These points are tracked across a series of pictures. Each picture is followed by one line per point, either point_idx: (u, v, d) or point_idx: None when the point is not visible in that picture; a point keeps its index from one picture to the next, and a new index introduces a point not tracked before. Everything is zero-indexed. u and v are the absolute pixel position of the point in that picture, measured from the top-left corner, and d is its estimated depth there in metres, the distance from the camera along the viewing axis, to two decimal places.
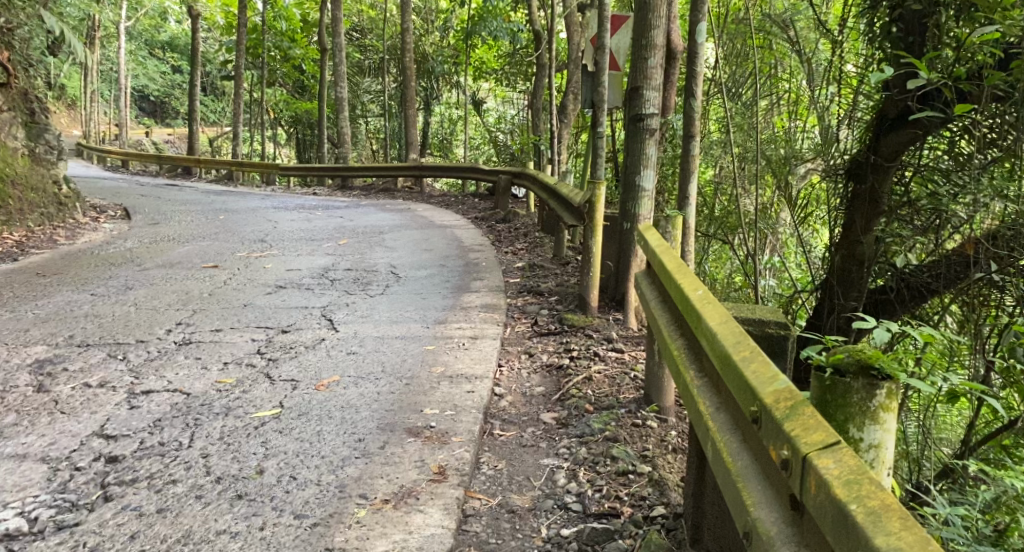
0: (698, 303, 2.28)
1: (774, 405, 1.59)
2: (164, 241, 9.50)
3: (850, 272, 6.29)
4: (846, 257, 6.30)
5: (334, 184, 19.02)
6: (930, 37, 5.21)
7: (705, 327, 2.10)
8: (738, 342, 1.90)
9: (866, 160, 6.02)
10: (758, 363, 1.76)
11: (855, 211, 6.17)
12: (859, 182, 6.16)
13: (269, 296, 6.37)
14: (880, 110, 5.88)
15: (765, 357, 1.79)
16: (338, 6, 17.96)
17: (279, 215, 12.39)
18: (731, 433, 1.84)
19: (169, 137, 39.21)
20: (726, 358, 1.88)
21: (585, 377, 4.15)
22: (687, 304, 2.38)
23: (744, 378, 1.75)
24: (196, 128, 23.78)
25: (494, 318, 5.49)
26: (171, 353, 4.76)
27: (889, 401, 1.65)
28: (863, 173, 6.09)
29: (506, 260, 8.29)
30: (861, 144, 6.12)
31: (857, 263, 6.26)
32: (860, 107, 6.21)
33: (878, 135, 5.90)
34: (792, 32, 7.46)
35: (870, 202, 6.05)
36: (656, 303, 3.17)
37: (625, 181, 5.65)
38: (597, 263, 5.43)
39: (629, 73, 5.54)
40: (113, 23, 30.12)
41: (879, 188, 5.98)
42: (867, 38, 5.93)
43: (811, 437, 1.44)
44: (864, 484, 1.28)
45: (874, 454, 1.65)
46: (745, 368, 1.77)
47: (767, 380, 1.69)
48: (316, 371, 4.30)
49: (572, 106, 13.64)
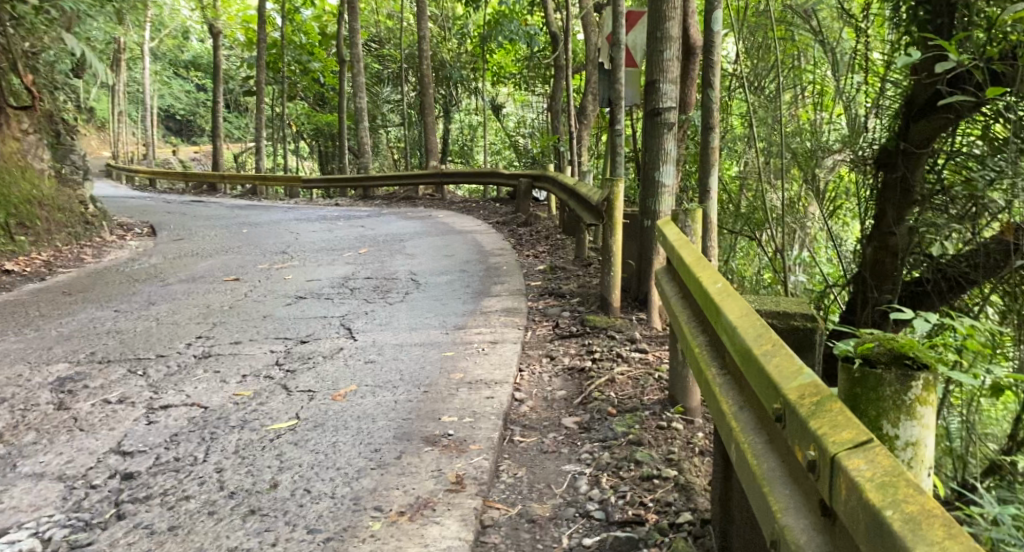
0: (717, 295, 2.16)
1: (799, 401, 1.47)
2: (189, 256, 9.56)
3: (883, 264, 6.14)
4: (879, 249, 6.15)
5: (358, 195, 19.13)
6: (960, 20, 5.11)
7: (725, 321, 1.97)
8: (759, 334, 1.77)
9: (895, 148, 5.89)
10: (780, 358, 1.64)
11: (885, 202, 6.05)
12: (889, 171, 6.01)
13: (290, 307, 6.34)
14: (909, 97, 5.74)
15: (788, 351, 1.66)
16: (356, 19, 18.07)
17: (302, 227, 12.43)
18: (755, 433, 1.72)
19: (197, 155, 39.78)
20: (747, 353, 1.76)
21: (608, 379, 4.04)
22: (706, 297, 2.26)
23: (767, 373, 1.63)
24: (220, 144, 24.03)
25: (514, 322, 5.40)
26: (190, 367, 4.72)
27: (926, 394, 1.50)
28: (892, 162, 5.93)
29: (527, 263, 8.20)
30: (889, 132, 5.95)
31: (891, 255, 6.11)
32: (887, 94, 6.01)
33: (908, 123, 5.76)
34: (815, 22, 7.26)
35: (902, 191, 5.91)
36: (676, 300, 3.06)
37: (644, 178, 5.55)
38: (617, 262, 5.31)
39: (646, 68, 5.43)
40: (138, 46, 30.67)
41: (910, 177, 5.85)
42: (893, 23, 5.76)
43: (839, 435, 1.33)
44: (901, 487, 1.16)
45: (912, 454, 1.52)
46: (767, 363, 1.64)
47: (791, 375, 1.57)
48: (334, 381, 4.24)
49: (592, 107, 13.52)
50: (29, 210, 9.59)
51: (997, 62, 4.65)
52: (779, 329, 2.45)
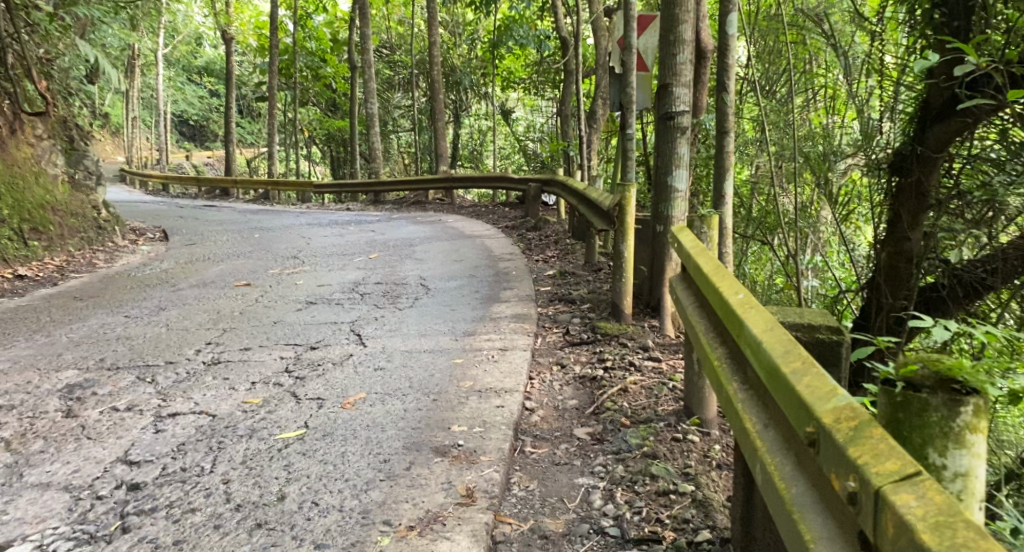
0: (738, 307, 2.09)
1: (835, 426, 1.40)
2: (200, 261, 9.55)
3: (899, 270, 5.97)
4: (893, 254, 5.97)
5: (368, 199, 19.14)
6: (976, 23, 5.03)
7: (748, 335, 1.90)
8: (786, 351, 1.70)
9: (910, 151, 5.71)
10: (811, 377, 1.57)
11: (899, 207, 5.85)
12: (904, 176, 5.82)
13: (299, 312, 6.31)
14: (924, 101, 5.57)
15: (819, 369, 1.59)
16: (367, 24, 18.09)
17: (313, 231, 12.42)
18: (783, 455, 1.65)
19: (209, 160, 40.01)
20: (774, 370, 1.69)
21: (620, 388, 3.96)
22: (726, 308, 2.19)
23: (796, 393, 1.56)
24: (232, 149, 24.11)
25: (525, 328, 5.33)
26: (199, 374, 4.69)
27: (978, 421, 1.45)
28: (907, 166, 5.77)
29: (538, 268, 8.14)
30: (903, 136, 5.82)
31: (905, 260, 5.93)
32: (902, 98, 5.87)
33: (924, 126, 5.59)
34: (827, 26, 7.17)
35: (917, 196, 5.74)
36: (692, 309, 2.99)
37: (657, 182, 5.48)
38: (630, 268, 5.24)
39: (658, 71, 5.35)
40: (151, 52, 30.85)
41: (926, 182, 5.68)
42: (907, 25, 5.62)
43: (884, 466, 1.26)
44: (956, 529, 1.09)
45: (963, 484, 1.47)
46: (796, 383, 1.57)
47: (824, 396, 1.50)
48: (342, 388, 4.19)
49: (602, 112, 13.46)
50: (42, 215, 9.62)
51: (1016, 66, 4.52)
52: (801, 341, 2.36)
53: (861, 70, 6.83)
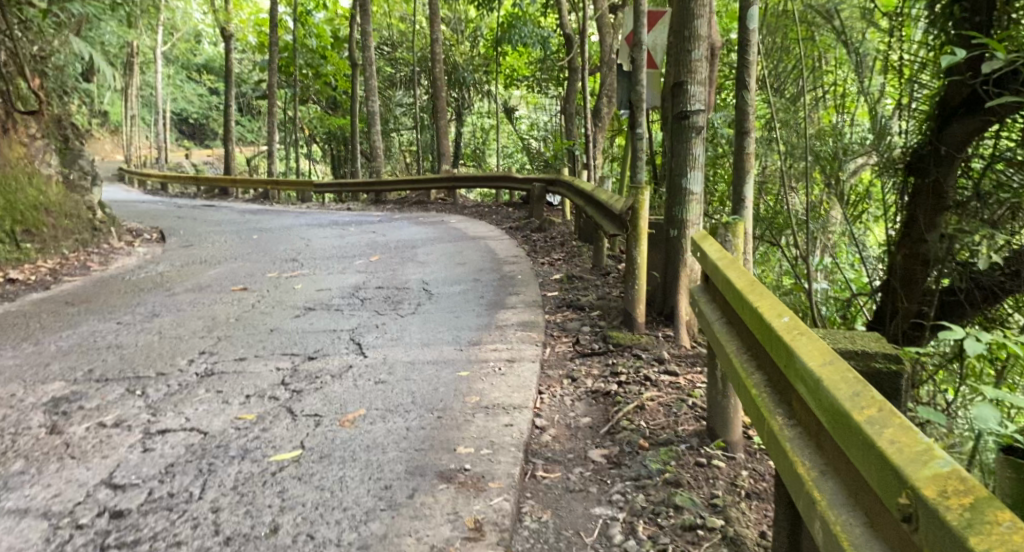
0: (787, 334, 1.91)
1: (941, 500, 1.20)
2: (197, 263, 9.33)
3: (913, 273, 5.73)
4: (909, 256, 5.71)
5: (369, 198, 18.90)
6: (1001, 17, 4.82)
7: (803, 370, 1.73)
8: (857, 395, 1.53)
9: (929, 150, 5.49)
10: (895, 431, 1.39)
11: (915, 207, 5.62)
12: (921, 176, 5.60)
13: (297, 319, 6.09)
14: (942, 98, 5.34)
15: (906, 423, 1.41)
16: (368, 21, 17.86)
17: (313, 232, 12.21)
18: (856, 518, 1.46)
19: (209, 159, 39.75)
20: (844, 417, 1.51)
21: (636, 405, 3.75)
22: (769, 333, 2.02)
23: (882, 451, 1.36)
24: (231, 148, 23.84)
25: (533, 338, 5.12)
26: (192, 387, 4.47)
27: None
28: (924, 166, 5.56)
29: (543, 271, 7.93)
30: (919, 135, 5.60)
31: (921, 263, 5.68)
32: (918, 95, 5.62)
33: (942, 124, 5.38)
34: (838, 22, 6.95)
35: (934, 197, 5.51)
36: (719, 325, 2.79)
37: (670, 185, 5.27)
38: (643, 276, 5.03)
39: (671, 69, 5.13)
40: (150, 49, 30.60)
41: (943, 183, 5.44)
42: (926, 20, 5.38)
43: None
44: None
45: None
46: (876, 435, 1.40)
47: (918, 461, 1.30)
48: (342, 404, 3.98)
49: (607, 110, 13.26)
50: (35, 216, 9.39)
51: None
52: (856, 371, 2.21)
53: (874, 67, 6.60)
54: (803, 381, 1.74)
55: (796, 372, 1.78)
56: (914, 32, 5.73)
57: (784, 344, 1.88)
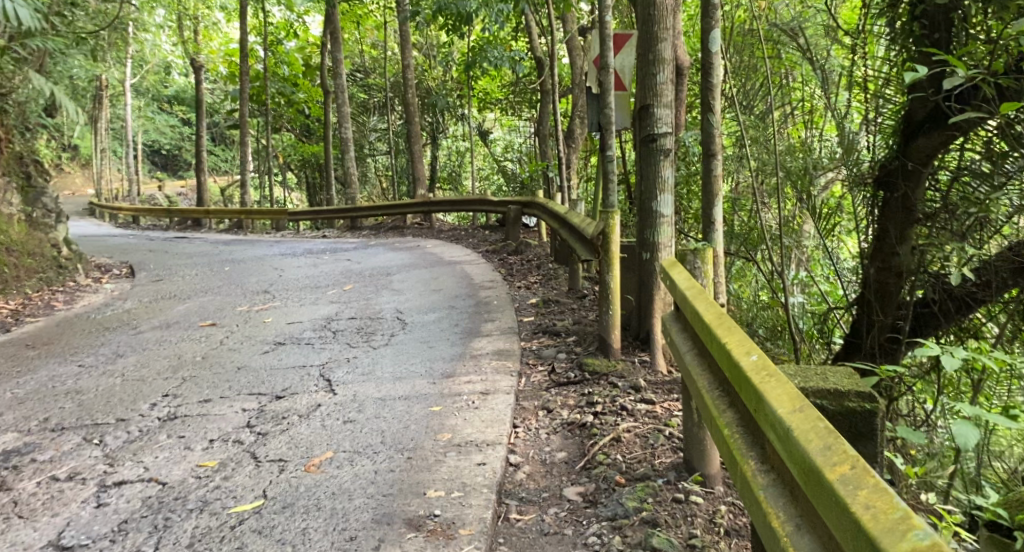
0: (757, 378, 2.03)
1: None
2: (165, 299, 9.12)
3: (887, 286, 5.67)
4: (881, 270, 5.68)
5: (345, 225, 18.70)
6: (958, 35, 4.84)
7: (776, 419, 1.86)
8: (828, 450, 1.67)
9: (896, 165, 5.47)
10: (868, 494, 1.53)
11: (886, 221, 5.59)
12: (890, 191, 5.59)
13: (266, 355, 5.92)
14: (906, 114, 5.35)
15: (879, 485, 1.55)
16: (339, 48, 17.77)
17: (286, 262, 12.01)
18: None
19: (183, 191, 39.22)
20: (820, 477, 1.64)
21: (612, 437, 3.66)
22: (738, 374, 2.13)
23: (861, 520, 1.49)
24: (204, 178, 23.52)
25: (507, 366, 5.01)
26: (153, 433, 4.27)
27: None
28: (892, 181, 5.55)
29: (519, 295, 7.83)
30: (886, 150, 5.59)
31: (894, 275, 5.64)
32: (884, 110, 5.63)
33: (908, 138, 5.37)
34: (802, 40, 6.99)
35: (903, 210, 5.50)
36: (685, 351, 2.83)
37: (641, 208, 5.20)
38: (617, 300, 4.94)
39: (637, 92, 5.09)
40: (120, 83, 30.25)
41: (912, 196, 5.44)
42: (887, 39, 5.41)
43: None
44: None
45: None
46: (851, 498, 1.54)
47: (896, 531, 1.43)
48: (307, 446, 3.85)
49: (580, 131, 13.21)
50: None
51: (1003, 78, 4.33)
52: (829, 410, 2.37)
53: (840, 83, 6.62)
54: (776, 430, 1.87)
55: (769, 419, 1.91)
56: (877, 49, 5.78)
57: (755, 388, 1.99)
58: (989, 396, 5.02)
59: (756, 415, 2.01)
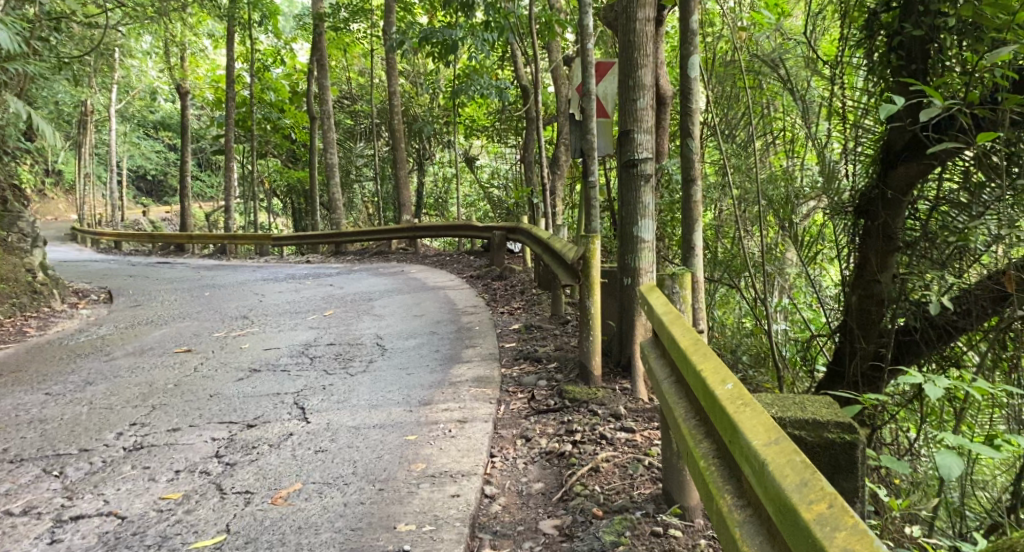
0: (731, 406, 1.96)
1: None
2: (142, 324, 8.94)
3: (869, 313, 5.62)
4: (864, 298, 5.62)
5: (330, 251, 18.55)
6: (935, 66, 4.90)
7: (751, 451, 1.80)
8: (804, 487, 1.61)
9: (876, 194, 5.45)
10: (846, 536, 1.48)
11: (866, 249, 5.55)
12: (870, 219, 5.56)
13: (240, 383, 5.76)
14: (885, 142, 5.36)
15: (857, 525, 1.49)
16: (326, 74, 17.69)
17: (267, 287, 11.86)
18: None
19: (167, 216, 38.90)
20: (796, 516, 1.58)
21: (591, 467, 3.57)
22: (713, 401, 2.05)
23: None
24: (187, 203, 23.27)
25: (486, 393, 4.90)
26: (117, 464, 4.11)
27: None
28: (873, 210, 5.52)
29: (502, 321, 7.75)
30: (867, 178, 5.58)
31: (876, 303, 5.59)
32: (864, 138, 5.63)
33: (887, 167, 5.37)
34: (783, 71, 7.01)
35: (884, 238, 5.45)
36: (663, 378, 2.74)
37: (621, 232, 5.13)
38: (598, 326, 4.85)
39: (618, 117, 5.06)
40: (104, 109, 30.02)
41: (892, 224, 5.41)
42: (866, 69, 5.44)
43: None
44: None
45: None
46: (828, 540, 1.48)
47: None
48: (276, 477, 3.72)
49: (565, 157, 13.19)
50: None
51: (979, 107, 4.38)
52: (808, 441, 2.41)
53: (821, 114, 6.62)
54: (751, 462, 1.80)
55: (744, 451, 1.84)
56: (857, 80, 5.82)
57: (729, 418, 1.92)
58: (971, 424, 4.98)
59: (730, 447, 1.94)
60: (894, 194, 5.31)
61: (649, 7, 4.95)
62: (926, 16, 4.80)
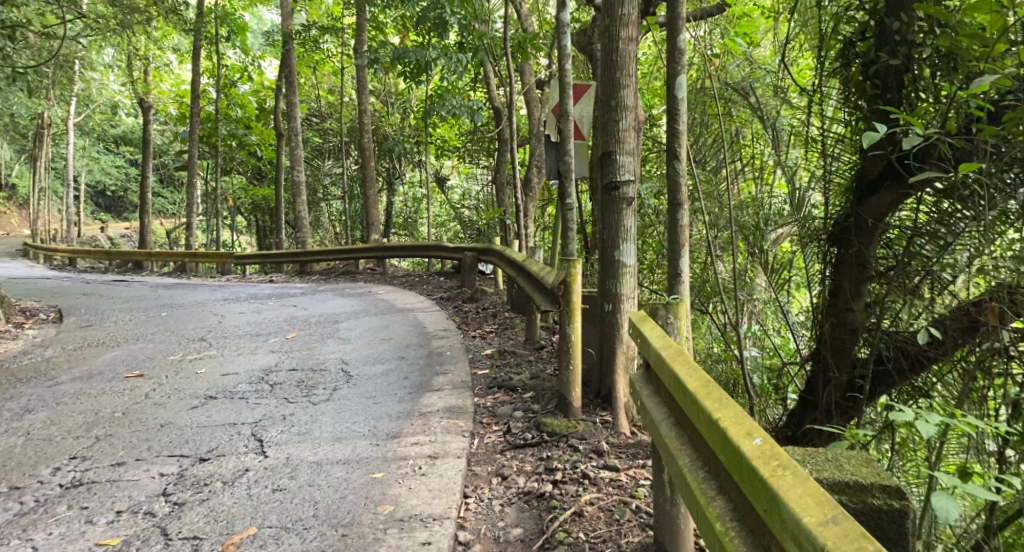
0: (767, 471, 1.80)
1: None
2: (92, 346, 8.48)
3: (843, 342, 5.43)
4: (836, 325, 5.45)
5: (295, 270, 18.10)
6: (913, 97, 4.81)
7: (802, 529, 1.64)
8: None
9: (851, 222, 5.31)
10: None
11: (840, 277, 5.41)
12: (844, 247, 5.41)
13: (194, 411, 5.39)
14: (858, 170, 5.24)
15: None
16: (295, 91, 17.32)
17: (228, 307, 11.43)
18: None
19: (127, 232, 37.94)
20: None
21: (575, 511, 3.37)
22: (741, 462, 1.89)
23: None
24: (146, 220, 22.59)
25: (459, 425, 4.64)
26: (51, 503, 3.74)
27: None
28: (847, 238, 5.37)
29: (473, 345, 7.51)
30: (840, 206, 5.43)
31: (849, 332, 5.42)
32: (834, 167, 5.51)
33: (861, 195, 5.22)
34: (752, 98, 6.94)
35: (857, 266, 5.33)
36: (661, 420, 2.57)
37: (602, 256, 4.92)
38: (578, 355, 4.61)
39: (598, 137, 4.86)
40: (63, 123, 29.16)
41: (867, 252, 5.26)
42: (841, 97, 5.34)
43: None
44: None
45: None
46: None
47: None
48: (228, 520, 3.41)
49: (538, 180, 13.04)
50: None
51: (958, 137, 4.25)
52: (853, 507, 2.28)
53: (790, 142, 6.55)
54: (800, 541, 1.65)
55: (788, 526, 1.69)
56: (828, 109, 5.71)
57: (766, 484, 1.77)
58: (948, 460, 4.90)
59: (765, 517, 1.79)
60: (868, 221, 5.17)
61: (633, 27, 4.80)
62: (902, 45, 4.74)
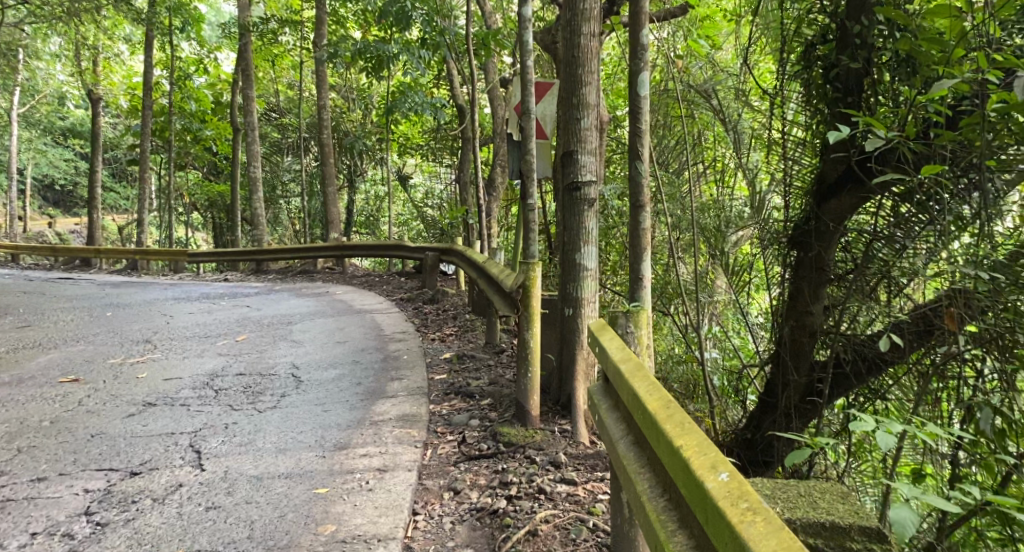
0: (738, 517, 1.63)
1: None
2: (27, 349, 8.01)
3: (801, 346, 5.33)
4: (795, 328, 5.34)
5: (251, 269, 17.58)
6: (873, 102, 4.71)
7: None
8: None
9: (810, 225, 5.20)
10: None
11: (798, 281, 5.30)
12: (803, 250, 5.30)
13: (129, 419, 5.06)
14: (818, 173, 5.13)
15: None
16: (251, 85, 16.79)
17: (177, 307, 10.99)
18: None
19: (77, 229, 36.62)
20: None
21: (529, 530, 3.19)
22: (709, 502, 1.72)
23: None
24: (95, 215, 21.74)
25: (411, 434, 4.44)
26: None
27: None
28: (806, 241, 5.26)
29: (431, 348, 7.29)
30: (800, 208, 5.32)
31: (808, 336, 5.32)
32: (794, 170, 5.40)
33: (820, 196, 5.11)
34: (715, 101, 6.83)
35: (817, 270, 5.22)
36: (619, 438, 2.39)
37: (563, 259, 4.75)
38: (537, 361, 4.41)
39: (559, 136, 4.68)
40: (7, 114, 27.95)
41: (826, 256, 5.16)
42: (802, 100, 5.22)
43: None
44: None
45: None
46: None
47: None
48: (154, 544, 3.15)
49: (501, 180, 12.85)
50: None
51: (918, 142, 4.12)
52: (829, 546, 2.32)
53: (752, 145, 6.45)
54: None
55: None
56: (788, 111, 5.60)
57: (736, 532, 1.60)
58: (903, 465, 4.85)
59: None
60: (828, 225, 5.06)
61: (595, 22, 4.62)
62: (863, 49, 4.63)
